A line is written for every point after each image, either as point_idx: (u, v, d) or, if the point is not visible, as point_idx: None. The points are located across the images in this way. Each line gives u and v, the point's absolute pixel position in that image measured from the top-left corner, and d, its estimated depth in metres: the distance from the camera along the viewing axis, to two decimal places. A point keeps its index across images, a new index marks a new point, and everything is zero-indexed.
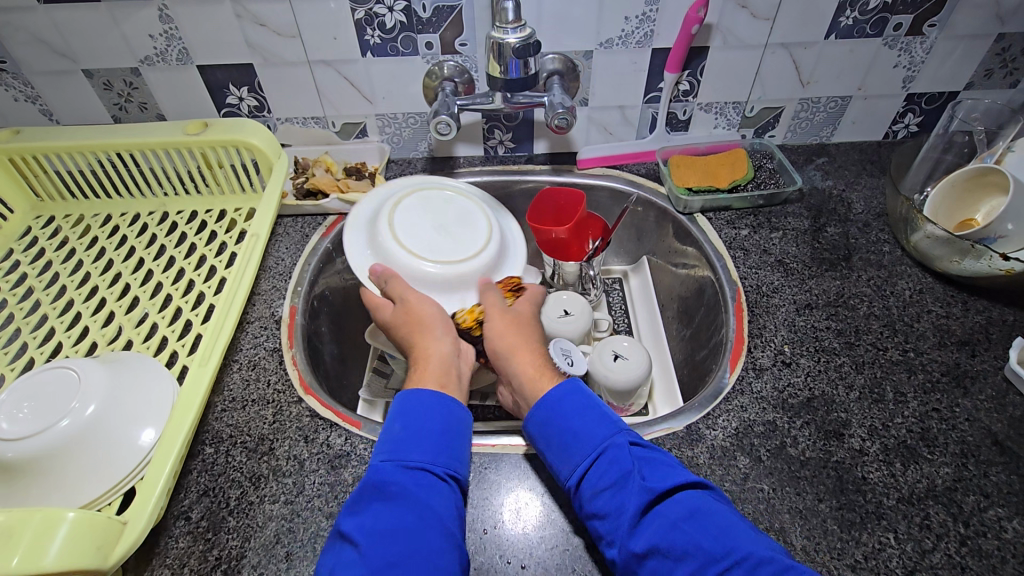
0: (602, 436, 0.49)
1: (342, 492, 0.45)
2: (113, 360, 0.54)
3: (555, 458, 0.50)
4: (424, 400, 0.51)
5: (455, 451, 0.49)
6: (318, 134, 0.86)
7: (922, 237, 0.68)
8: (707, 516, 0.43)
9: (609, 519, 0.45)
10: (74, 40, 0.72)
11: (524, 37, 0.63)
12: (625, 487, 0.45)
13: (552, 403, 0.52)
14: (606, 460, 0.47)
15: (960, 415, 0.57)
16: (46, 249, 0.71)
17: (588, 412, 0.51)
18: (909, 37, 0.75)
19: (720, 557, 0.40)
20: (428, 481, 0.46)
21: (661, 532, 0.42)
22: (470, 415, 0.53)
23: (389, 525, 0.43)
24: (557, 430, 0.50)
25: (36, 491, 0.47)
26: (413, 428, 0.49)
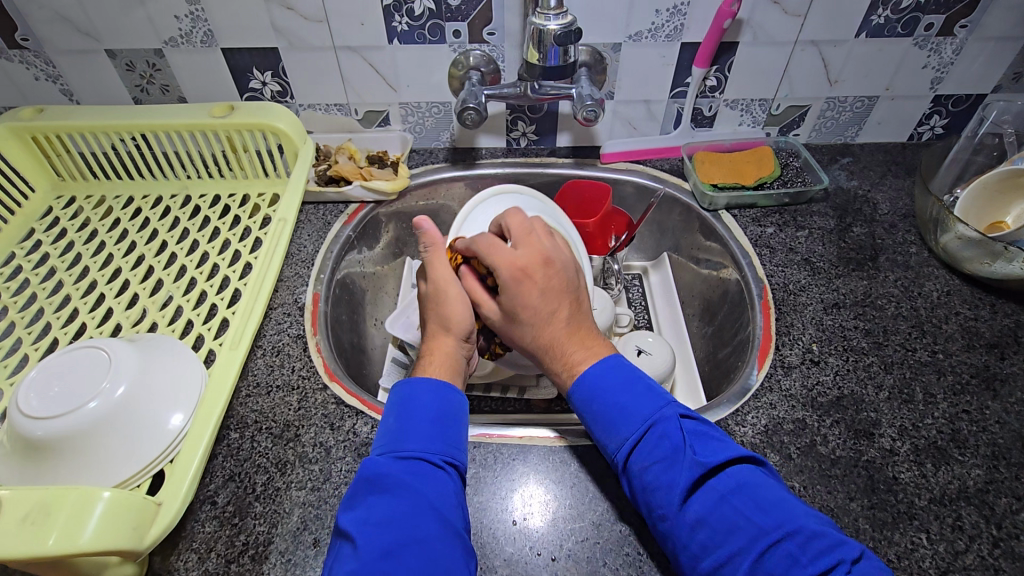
0: (651, 411, 0.49)
1: (397, 480, 0.44)
2: (142, 342, 0.54)
3: (602, 434, 0.50)
4: (424, 390, 0.50)
5: (452, 440, 0.49)
6: (340, 121, 0.85)
7: (952, 238, 0.68)
8: (753, 489, 0.43)
9: (658, 493, 0.45)
10: (99, 19, 0.71)
11: (564, 23, 0.63)
12: (677, 463, 0.45)
13: (592, 382, 0.51)
14: (656, 434, 0.47)
15: (990, 417, 0.57)
16: (68, 230, 0.70)
17: (635, 388, 0.50)
18: (940, 38, 0.75)
19: (771, 528, 0.41)
20: (421, 471, 0.46)
21: (710, 505, 0.43)
22: (468, 402, 0.52)
23: (385, 517, 0.43)
24: (605, 407, 0.50)
25: (65, 471, 0.46)
26: (408, 418, 0.49)
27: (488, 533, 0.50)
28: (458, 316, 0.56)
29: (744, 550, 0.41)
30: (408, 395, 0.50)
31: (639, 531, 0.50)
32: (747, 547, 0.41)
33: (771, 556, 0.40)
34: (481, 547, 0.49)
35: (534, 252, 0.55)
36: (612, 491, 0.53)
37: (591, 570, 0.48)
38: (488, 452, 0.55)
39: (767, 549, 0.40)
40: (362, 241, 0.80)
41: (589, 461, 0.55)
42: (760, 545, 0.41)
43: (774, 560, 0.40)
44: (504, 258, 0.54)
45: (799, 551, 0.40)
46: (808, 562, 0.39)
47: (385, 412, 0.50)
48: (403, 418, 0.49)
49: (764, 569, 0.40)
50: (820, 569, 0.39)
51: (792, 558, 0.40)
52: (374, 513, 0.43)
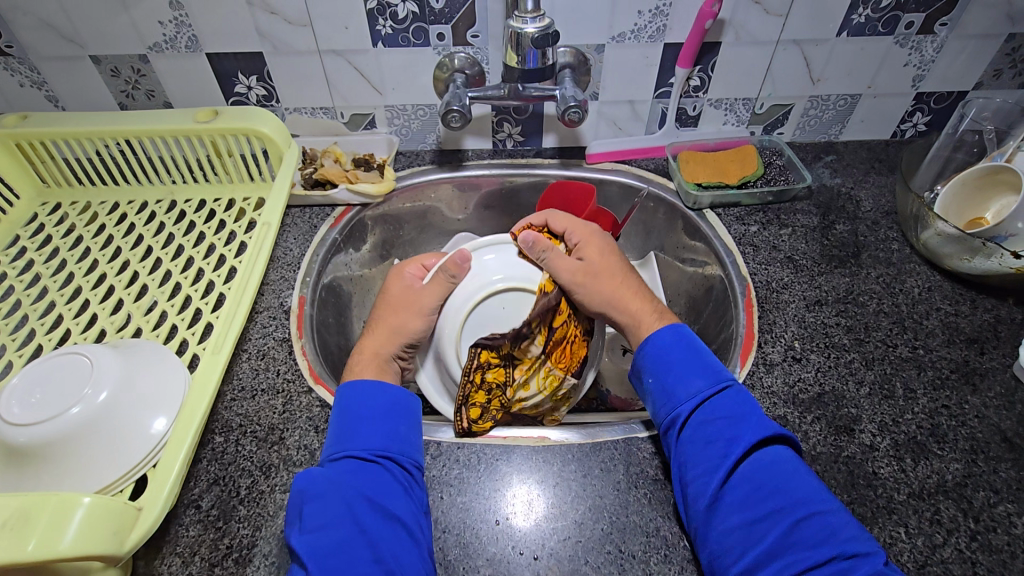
0: (722, 376, 0.54)
1: (329, 482, 0.47)
2: (125, 347, 0.54)
3: (669, 387, 0.54)
4: (357, 393, 0.53)
5: (389, 434, 0.51)
6: (326, 124, 0.85)
7: (932, 235, 0.68)
8: (796, 466, 0.48)
9: (716, 446, 0.49)
10: (82, 25, 0.71)
11: (542, 26, 0.63)
12: (744, 421, 0.50)
13: (670, 346, 0.56)
14: (729, 396, 0.52)
15: (969, 411, 0.58)
16: (53, 236, 0.70)
17: (703, 356, 0.55)
18: (921, 36, 0.75)
19: (814, 502, 0.45)
20: (357, 470, 0.49)
21: (762, 466, 0.48)
22: (407, 396, 0.55)
23: (323, 520, 0.45)
24: (677, 363, 0.55)
25: (47, 477, 0.47)
26: (345, 422, 0.52)
27: (471, 533, 0.51)
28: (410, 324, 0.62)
29: (783, 512, 0.45)
30: (344, 399, 0.53)
31: (621, 529, 0.51)
32: (785, 511, 0.45)
33: (806, 523, 0.44)
34: (464, 547, 0.50)
35: (597, 254, 0.64)
36: (594, 489, 0.53)
37: (572, 569, 0.48)
38: (472, 452, 0.56)
39: (805, 516, 0.45)
40: (349, 243, 0.80)
41: (572, 460, 0.55)
42: (799, 512, 0.45)
43: (808, 528, 0.44)
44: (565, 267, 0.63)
45: (835, 525, 0.44)
46: (842, 537, 0.43)
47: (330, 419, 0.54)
48: (341, 420, 0.52)
49: (793, 539, 0.44)
50: (849, 549, 0.42)
51: (828, 529, 0.44)
52: (309, 518, 0.45)
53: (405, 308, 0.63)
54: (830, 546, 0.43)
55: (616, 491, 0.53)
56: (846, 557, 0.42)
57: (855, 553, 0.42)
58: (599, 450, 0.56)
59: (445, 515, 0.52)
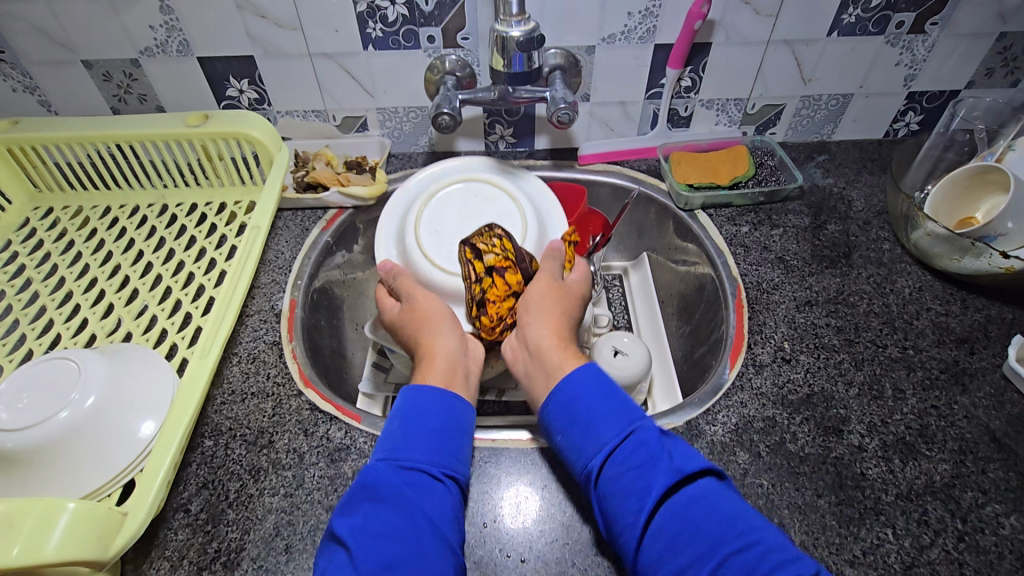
0: (631, 419, 0.49)
1: (396, 490, 0.45)
2: (113, 352, 0.54)
3: (578, 440, 0.49)
4: (426, 400, 0.51)
5: (454, 450, 0.49)
6: (317, 127, 0.85)
7: (922, 235, 0.68)
8: (717, 500, 0.44)
9: (630, 500, 0.44)
10: (73, 30, 0.72)
11: (528, 29, 0.63)
12: (653, 468, 0.45)
13: (575, 389, 0.51)
14: (635, 441, 0.47)
15: (958, 412, 0.58)
16: (45, 241, 0.71)
17: (615, 396, 0.51)
18: (911, 35, 0.75)
19: (734, 536, 0.41)
20: (421, 483, 0.46)
21: (677, 512, 0.43)
22: (471, 413, 0.52)
23: (387, 529, 0.43)
24: (583, 411, 0.50)
25: (34, 481, 0.47)
26: (410, 428, 0.49)
27: None
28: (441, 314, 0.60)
29: (700, 561, 0.41)
30: (410, 403, 0.51)
31: None
32: (704, 558, 0.41)
33: (729, 565, 0.40)
34: None
35: (574, 287, 0.64)
36: (583, 491, 0.53)
37: (559, 571, 0.49)
38: None
39: (726, 558, 0.40)
40: (341, 246, 0.80)
41: (561, 463, 0.55)
42: (719, 554, 0.41)
43: (732, 568, 0.40)
44: (540, 279, 0.62)
45: (757, 561, 0.40)
46: (763, 573, 0.39)
47: (387, 421, 0.51)
48: (408, 425, 0.49)
49: None
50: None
51: (749, 566, 0.40)
52: (371, 522, 0.43)
53: (415, 304, 0.61)
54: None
55: None
56: None
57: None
58: None
59: None
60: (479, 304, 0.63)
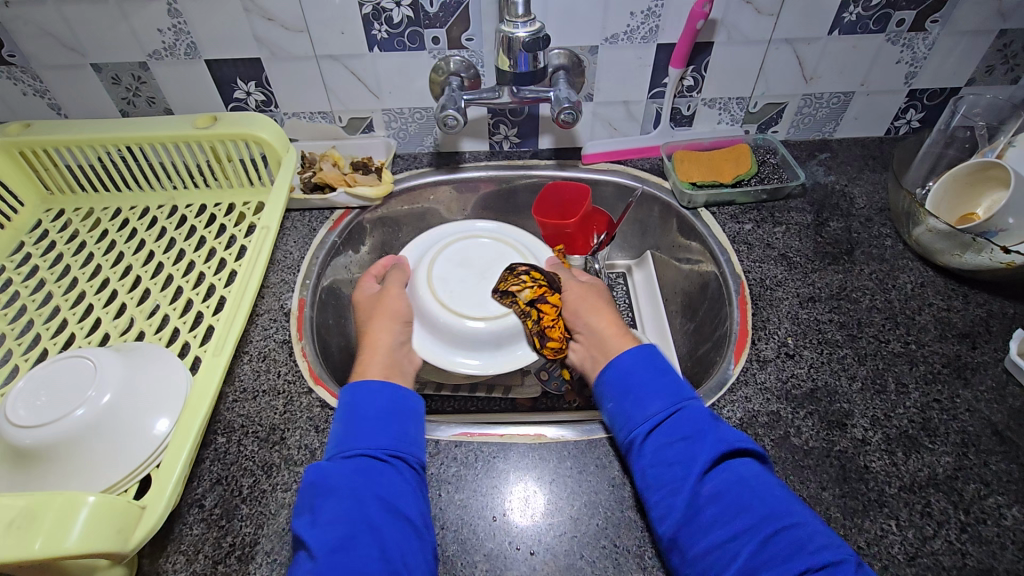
0: (681, 396, 0.54)
1: (340, 479, 0.47)
2: (127, 350, 0.55)
3: (628, 409, 0.54)
4: (367, 390, 0.54)
5: (399, 434, 0.52)
6: (324, 128, 0.86)
7: (924, 231, 0.69)
8: (767, 480, 0.47)
9: (675, 468, 0.49)
10: (83, 34, 0.73)
11: (532, 30, 0.64)
12: (700, 440, 0.50)
13: (627, 365, 0.57)
14: (683, 415, 0.52)
15: (961, 405, 0.58)
16: (57, 242, 0.72)
17: (665, 374, 0.56)
18: (912, 33, 0.76)
19: (777, 515, 0.44)
20: (367, 468, 0.49)
21: (727, 484, 0.47)
22: (416, 400, 0.56)
23: (332, 516, 0.45)
24: (636, 386, 0.55)
25: (53, 477, 0.48)
26: (354, 419, 0.52)
27: (469, 529, 0.51)
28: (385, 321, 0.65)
29: (750, 531, 0.44)
30: (351, 398, 0.54)
31: (616, 524, 0.51)
32: (753, 528, 0.44)
33: (777, 539, 0.43)
34: (462, 543, 0.51)
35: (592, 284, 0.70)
36: (591, 485, 0.54)
37: (568, 563, 0.49)
38: (469, 450, 0.57)
39: (777, 530, 0.43)
40: (348, 245, 0.81)
41: (568, 457, 0.56)
42: (765, 530, 0.44)
43: (781, 542, 0.43)
44: (572, 286, 0.69)
45: (803, 538, 0.43)
46: (809, 550, 0.42)
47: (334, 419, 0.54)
48: (348, 419, 0.52)
49: (765, 556, 0.43)
50: (823, 559, 0.41)
51: (796, 542, 0.43)
52: (320, 513, 0.45)
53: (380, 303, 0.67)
54: (802, 559, 0.42)
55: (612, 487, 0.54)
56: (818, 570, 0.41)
57: (828, 562, 0.41)
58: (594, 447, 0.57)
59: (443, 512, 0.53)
60: (541, 334, 0.66)
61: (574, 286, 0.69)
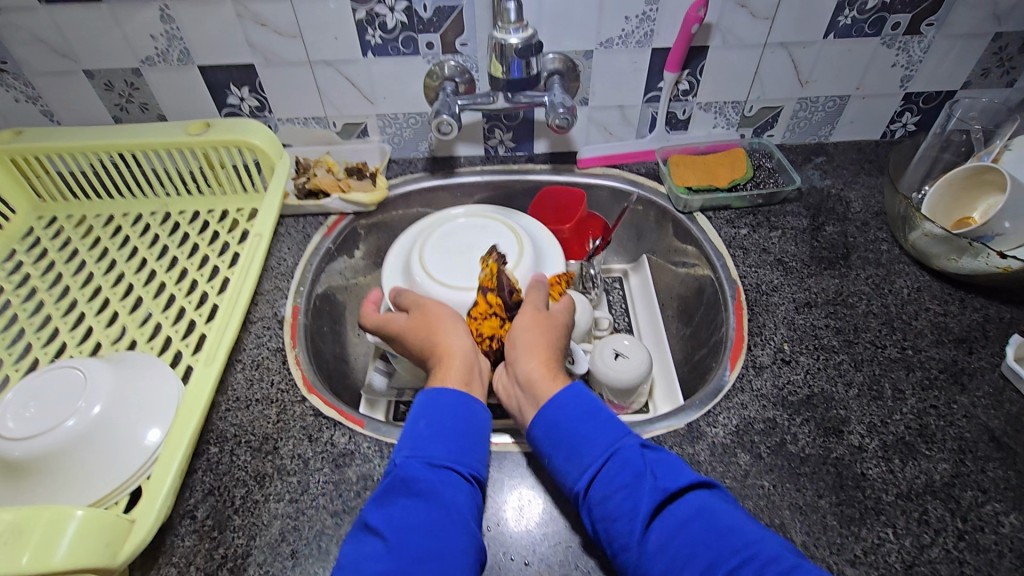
0: (612, 438, 0.50)
1: (432, 487, 0.45)
2: (118, 360, 0.55)
3: (564, 462, 0.50)
4: (448, 401, 0.51)
5: (469, 452, 0.49)
6: (318, 134, 0.86)
7: (919, 235, 0.69)
8: (715, 516, 0.44)
9: (620, 522, 0.46)
10: (75, 40, 0.72)
11: (525, 36, 0.64)
12: (637, 488, 0.46)
13: (555, 414, 0.52)
14: (618, 462, 0.48)
15: (957, 411, 0.58)
16: (49, 250, 0.71)
17: (597, 415, 0.51)
18: (907, 37, 0.76)
19: (730, 555, 0.42)
20: (452, 481, 0.47)
21: (672, 532, 0.44)
22: (484, 412, 0.52)
23: (422, 528, 0.43)
24: (565, 435, 0.51)
25: (43, 489, 0.47)
26: (437, 430, 0.49)
27: None
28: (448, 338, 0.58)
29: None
30: (428, 404, 0.51)
31: None
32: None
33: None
34: None
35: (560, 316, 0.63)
36: None
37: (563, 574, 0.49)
38: None
39: (731, 573, 0.41)
40: (343, 251, 0.81)
41: None
42: (721, 572, 0.41)
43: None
44: (526, 313, 0.61)
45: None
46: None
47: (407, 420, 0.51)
48: (428, 423, 0.50)
49: None
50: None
51: (760, 570, 0.41)
52: (405, 515, 0.44)
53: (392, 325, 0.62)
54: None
55: None
56: None
57: None
58: None
59: None
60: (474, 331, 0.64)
61: (529, 322, 0.60)
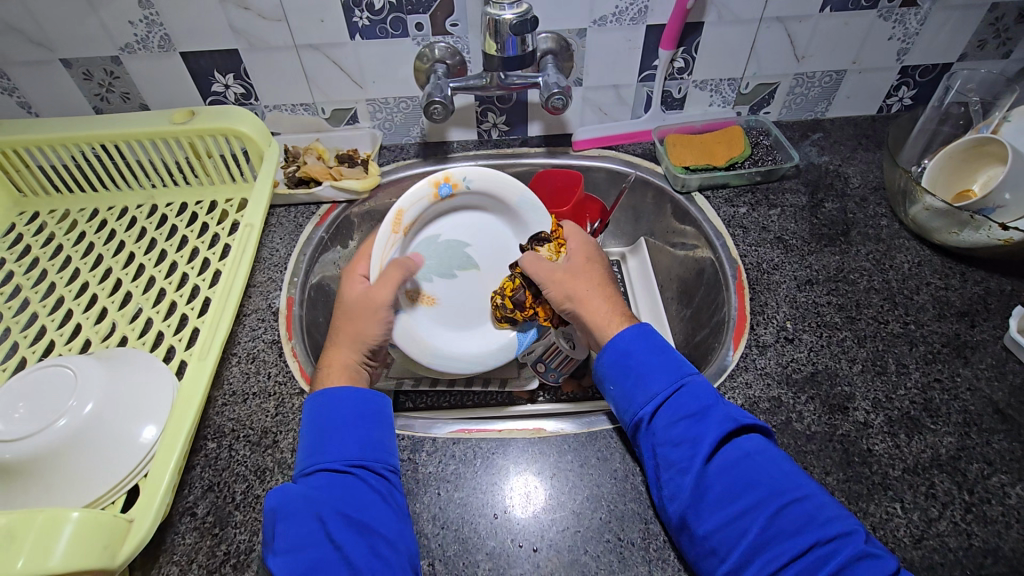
0: (681, 373, 0.50)
1: (303, 497, 0.45)
2: (110, 357, 0.53)
3: (629, 391, 0.51)
4: (330, 401, 0.51)
5: (363, 442, 0.49)
6: (307, 121, 0.84)
7: (920, 210, 0.68)
8: (772, 455, 0.46)
9: (681, 448, 0.46)
10: (51, 28, 0.70)
11: (520, 12, 0.62)
12: (705, 418, 0.47)
13: (626, 345, 0.52)
14: (685, 394, 0.48)
15: (961, 384, 0.58)
16: (32, 246, 0.69)
17: (666, 352, 0.52)
18: (904, 9, 0.74)
19: (791, 490, 0.43)
20: (327, 484, 0.46)
21: (732, 462, 0.45)
22: (381, 398, 0.52)
23: (294, 538, 0.43)
24: (635, 366, 0.51)
25: (35, 491, 0.46)
26: (316, 432, 0.49)
27: (470, 528, 0.50)
28: (368, 333, 0.57)
29: (757, 508, 0.43)
30: (318, 407, 0.51)
31: (619, 518, 0.51)
32: (761, 504, 0.43)
33: (786, 514, 0.42)
34: (463, 543, 0.50)
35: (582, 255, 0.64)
36: (592, 478, 0.53)
37: (572, 559, 0.48)
38: (468, 447, 0.55)
39: (786, 505, 0.42)
40: (336, 240, 0.79)
41: (569, 451, 0.55)
42: (774, 503, 0.42)
43: (789, 517, 0.42)
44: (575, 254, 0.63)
45: (813, 510, 0.42)
46: (821, 522, 0.41)
47: (302, 425, 0.51)
48: (315, 430, 0.50)
49: (772, 532, 0.42)
50: (831, 531, 0.41)
51: (805, 516, 0.42)
52: (284, 538, 0.43)
53: (343, 319, 0.58)
54: (811, 532, 0.41)
55: (614, 479, 0.53)
56: (824, 542, 0.40)
57: (842, 532, 0.41)
58: (595, 440, 0.56)
59: (444, 512, 0.51)
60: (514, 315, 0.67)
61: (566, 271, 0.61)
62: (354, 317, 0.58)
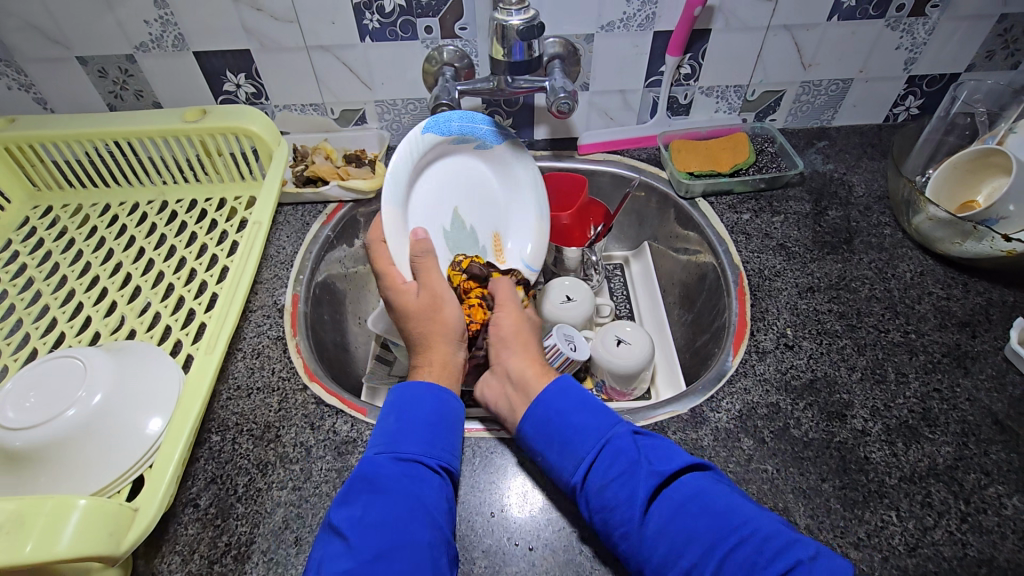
0: (605, 426, 0.49)
1: (393, 479, 0.45)
2: (119, 349, 0.55)
3: (557, 458, 0.49)
4: (414, 394, 0.51)
5: (446, 443, 0.50)
6: (317, 121, 0.85)
7: (924, 219, 0.68)
8: (710, 493, 0.44)
9: (619, 509, 0.44)
10: (68, 26, 0.71)
11: (528, 18, 0.63)
12: (635, 473, 0.45)
13: (545, 408, 0.51)
14: (611, 450, 0.47)
15: (961, 394, 0.58)
16: (45, 240, 0.70)
17: (587, 406, 0.51)
18: (912, 18, 0.75)
19: (730, 532, 0.41)
20: (418, 472, 0.46)
21: (670, 513, 0.43)
22: (461, 406, 0.53)
23: (382, 516, 0.43)
24: (557, 430, 0.50)
25: (42, 479, 0.47)
26: (403, 420, 0.49)
27: (467, 525, 0.51)
28: (453, 323, 0.58)
29: (704, 559, 0.41)
30: (405, 398, 0.51)
31: None
32: (706, 556, 0.41)
33: (733, 559, 0.40)
34: (460, 540, 0.50)
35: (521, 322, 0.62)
36: None
37: (568, 559, 0.49)
38: (466, 446, 0.56)
39: (730, 551, 0.40)
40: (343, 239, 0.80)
41: None
42: (722, 550, 0.41)
43: (736, 563, 0.40)
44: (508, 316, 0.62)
45: (760, 549, 0.40)
46: (772, 557, 0.39)
47: (382, 413, 0.51)
48: (402, 418, 0.50)
49: None
50: (783, 569, 0.39)
51: (754, 556, 0.40)
52: (368, 512, 0.43)
53: (436, 312, 0.58)
54: (766, 573, 0.39)
55: None
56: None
57: (794, 564, 0.39)
58: None
59: None
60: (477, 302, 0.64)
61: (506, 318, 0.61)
62: (441, 308, 0.58)
